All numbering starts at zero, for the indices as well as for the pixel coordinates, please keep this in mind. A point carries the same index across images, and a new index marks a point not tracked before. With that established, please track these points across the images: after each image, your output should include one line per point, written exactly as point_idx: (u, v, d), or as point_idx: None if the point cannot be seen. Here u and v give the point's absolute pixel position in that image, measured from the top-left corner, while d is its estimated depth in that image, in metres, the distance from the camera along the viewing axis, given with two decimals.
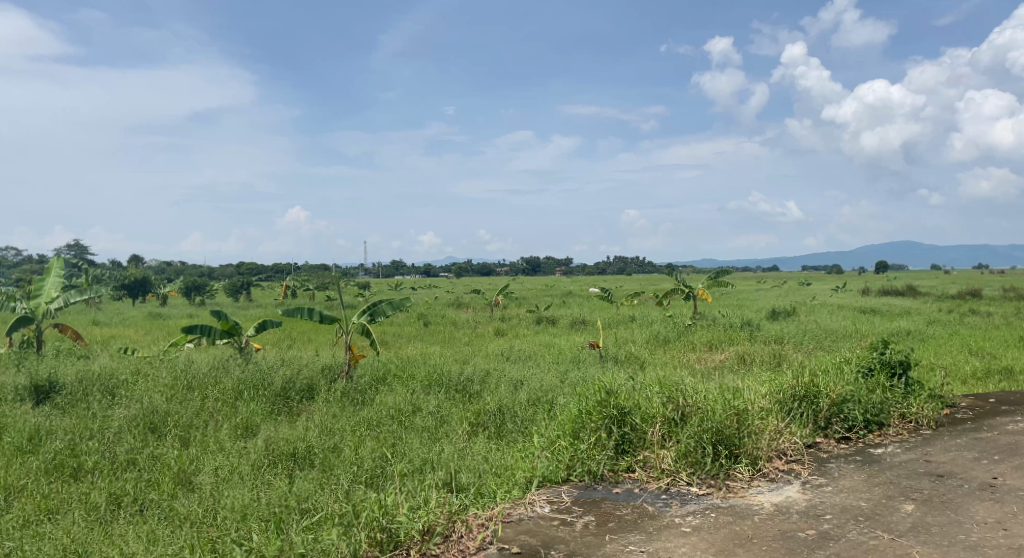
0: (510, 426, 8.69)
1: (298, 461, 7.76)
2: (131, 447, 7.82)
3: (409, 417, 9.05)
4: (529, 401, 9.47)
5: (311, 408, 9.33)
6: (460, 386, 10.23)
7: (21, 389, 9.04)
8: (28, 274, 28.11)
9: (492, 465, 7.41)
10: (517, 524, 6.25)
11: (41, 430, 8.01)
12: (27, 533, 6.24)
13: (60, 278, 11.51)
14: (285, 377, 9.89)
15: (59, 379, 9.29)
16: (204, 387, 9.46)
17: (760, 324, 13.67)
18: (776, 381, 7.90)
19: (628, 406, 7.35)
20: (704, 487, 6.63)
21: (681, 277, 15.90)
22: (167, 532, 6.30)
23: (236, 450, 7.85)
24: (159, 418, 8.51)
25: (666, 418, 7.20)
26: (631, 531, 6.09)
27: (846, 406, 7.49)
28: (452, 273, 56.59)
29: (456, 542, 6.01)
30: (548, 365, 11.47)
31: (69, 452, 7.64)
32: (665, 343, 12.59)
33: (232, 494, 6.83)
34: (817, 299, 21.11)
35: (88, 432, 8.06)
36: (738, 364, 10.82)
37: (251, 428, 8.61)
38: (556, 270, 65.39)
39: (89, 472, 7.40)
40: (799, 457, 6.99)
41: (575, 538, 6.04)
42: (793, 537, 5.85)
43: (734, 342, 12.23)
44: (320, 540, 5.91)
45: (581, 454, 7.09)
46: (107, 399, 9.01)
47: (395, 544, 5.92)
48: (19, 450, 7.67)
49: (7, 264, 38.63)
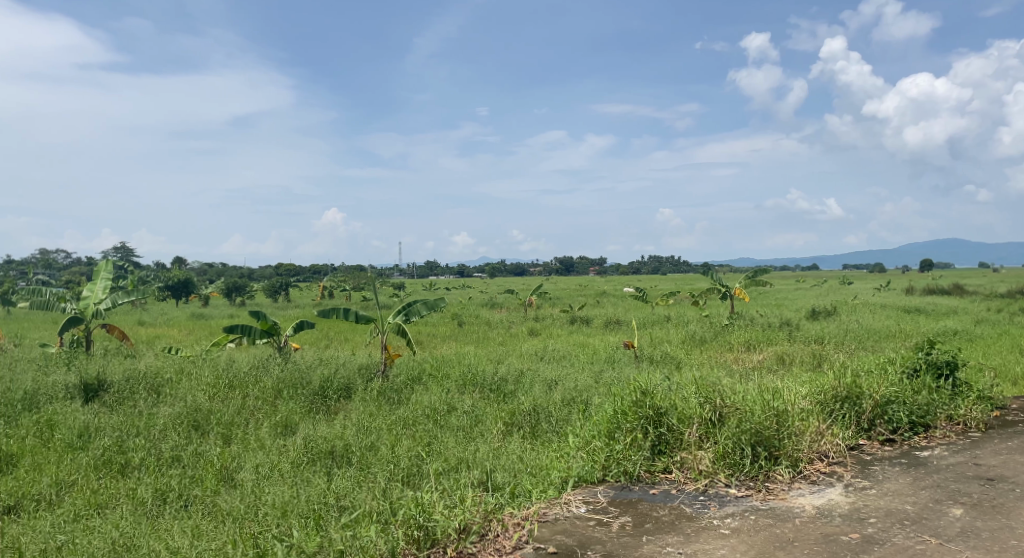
0: (545, 426, 8.68)
1: (336, 459, 7.84)
2: (175, 444, 7.95)
3: (444, 416, 9.08)
4: (563, 401, 9.45)
5: (348, 408, 9.40)
6: (495, 386, 10.24)
7: (71, 387, 9.24)
8: (75, 277, 28.79)
9: (528, 464, 7.41)
10: (553, 524, 6.24)
11: (90, 427, 8.18)
12: (77, 527, 6.38)
13: (108, 280, 11.74)
14: (323, 377, 9.98)
15: (107, 378, 9.48)
16: (245, 386, 9.60)
17: (800, 325, 13.48)
18: (817, 382, 7.80)
19: (665, 407, 7.30)
20: (743, 488, 6.58)
21: (718, 276, 15.69)
22: (211, 527, 6.39)
23: (276, 448, 7.96)
24: (201, 416, 8.64)
25: (704, 419, 7.15)
26: (668, 533, 6.06)
27: (891, 408, 7.37)
28: (486, 273, 56.60)
29: (492, 541, 6.03)
30: (582, 365, 11.44)
31: (117, 448, 7.79)
32: (702, 343, 12.49)
33: (273, 491, 6.92)
34: (860, 299, 20.65)
35: (136, 429, 8.22)
36: (777, 365, 10.69)
37: (290, 426, 8.70)
38: (589, 270, 65.23)
39: (135, 468, 7.54)
40: (842, 460, 6.89)
41: (611, 538, 6.02)
42: (836, 540, 5.77)
43: (772, 342, 12.08)
44: (359, 537, 5.94)
45: (617, 454, 7.06)
46: (153, 398, 9.17)
47: (431, 542, 5.94)
48: (70, 447, 7.85)
49: (54, 264, 39.67)
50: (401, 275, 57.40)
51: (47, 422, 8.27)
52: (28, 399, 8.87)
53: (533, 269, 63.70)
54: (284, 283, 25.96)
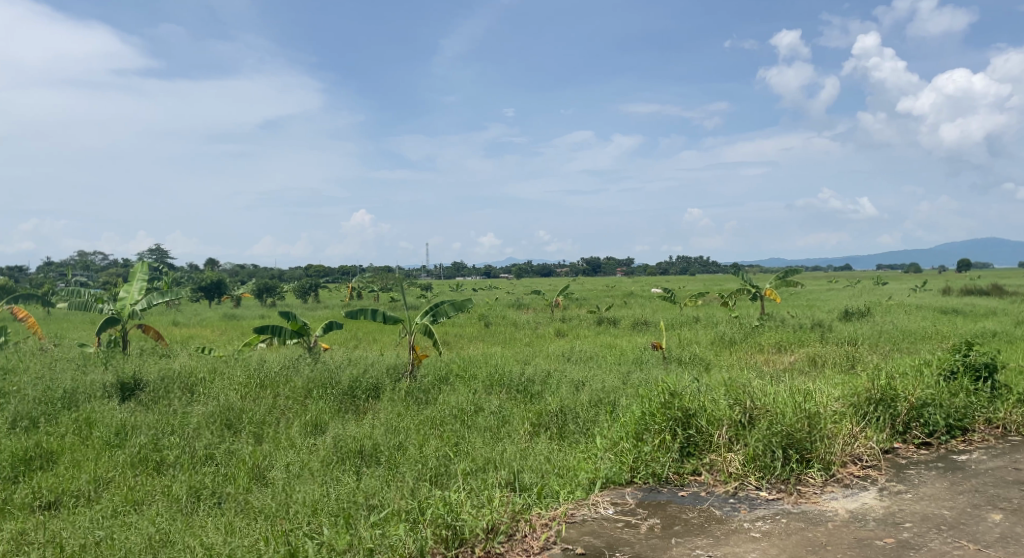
0: (573, 427, 8.67)
1: (365, 458, 7.88)
2: (209, 442, 8.05)
3: (472, 416, 9.10)
4: (590, 402, 9.43)
5: (377, 407, 9.46)
6: (523, 387, 10.24)
7: (108, 386, 9.38)
8: (112, 278, 29.31)
9: (555, 465, 7.39)
10: (581, 525, 6.23)
11: (126, 425, 8.31)
12: (115, 522, 6.47)
13: (144, 282, 11.91)
14: (351, 376, 10.05)
15: (143, 377, 9.62)
16: (276, 385, 9.70)
17: (832, 326, 13.32)
18: (850, 384, 7.70)
19: (693, 409, 7.26)
20: (774, 491, 6.52)
21: (748, 277, 15.52)
22: (244, 524, 6.46)
23: (307, 447, 8.02)
24: (234, 415, 8.74)
25: (733, 421, 7.09)
26: (697, 535, 6.02)
27: (927, 411, 7.26)
28: (513, 273, 56.84)
29: (520, 541, 6.04)
30: (610, 366, 11.42)
31: (153, 446, 7.90)
32: (731, 344, 12.40)
33: (303, 489, 6.98)
34: (892, 299, 20.43)
35: (170, 428, 8.33)
36: (809, 366, 10.59)
37: (320, 425, 8.77)
38: (616, 270, 65.23)
39: (171, 466, 7.63)
40: (876, 463, 6.80)
41: (640, 540, 6.00)
42: (870, 545, 5.70)
43: (803, 343, 11.96)
44: (388, 536, 5.97)
45: (645, 456, 7.02)
46: (187, 397, 9.29)
47: (459, 541, 5.95)
48: (107, 444, 7.98)
49: (89, 266, 40.43)
50: (429, 276, 57.72)
51: (85, 420, 8.41)
52: (67, 397, 9.02)
53: (559, 270, 63.78)
54: (314, 284, 26.18)
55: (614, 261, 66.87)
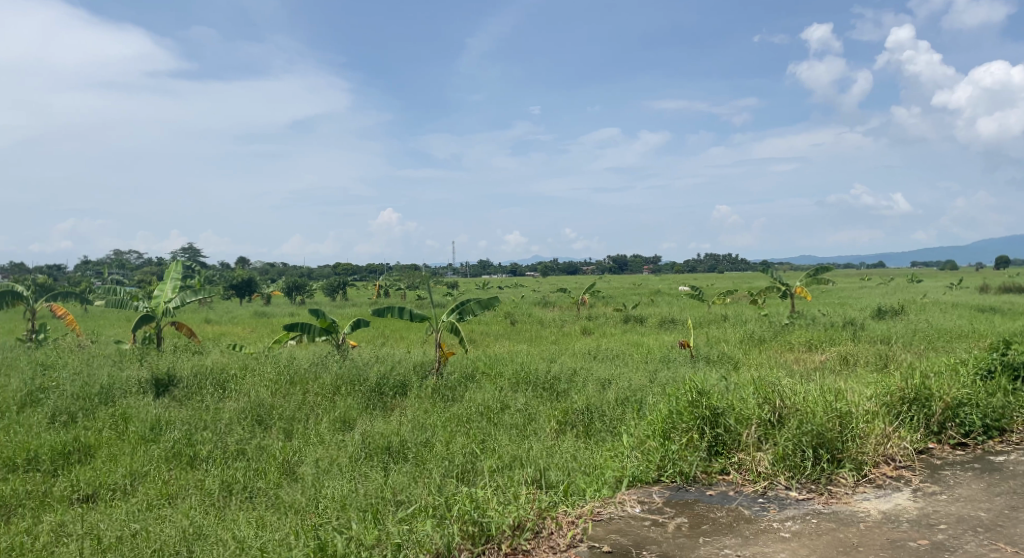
0: (599, 425, 8.63)
1: (392, 454, 7.91)
2: (240, 437, 8.13)
3: (498, 414, 9.10)
4: (617, 400, 9.39)
5: (404, 404, 9.50)
6: (548, 384, 10.23)
7: (143, 381, 9.51)
8: (146, 276, 29.73)
9: (582, 464, 7.36)
10: (608, 523, 6.21)
11: (161, 420, 8.41)
12: (151, 515, 6.56)
13: (177, 280, 12.05)
14: (379, 373, 10.10)
15: (177, 373, 9.74)
16: (305, 382, 9.78)
17: (865, 325, 13.11)
18: (883, 383, 7.59)
19: (722, 407, 7.20)
20: (804, 491, 6.45)
21: (778, 275, 15.39)
22: (274, 519, 6.52)
23: (335, 443, 8.07)
24: (264, 411, 8.82)
25: (763, 420, 7.02)
26: (726, 535, 5.97)
27: (963, 411, 7.14)
28: (539, 272, 56.79)
29: (547, 538, 6.03)
30: (637, 364, 11.37)
31: (187, 441, 8.00)
32: (760, 343, 12.29)
33: (332, 485, 7.02)
34: (929, 299, 19.03)
35: (203, 423, 8.43)
36: (840, 365, 10.46)
37: (348, 422, 8.83)
38: (643, 268, 64.89)
39: (203, 460, 7.72)
40: (909, 464, 6.70)
41: (667, 539, 5.96)
42: (904, 546, 5.62)
43: (835, 342, 11.81)
44: (415, 532, 5.97)
45: (673, 454, 6.96)
46: (219, 393, 9.39)
47: (486, 538, 5.96)
48: (143, 439, 8.09)
49: (123, 264, 41.04)
50: (456, 275, 57.79)
51: (122, 415, 8.53)
52: (104, 392, 9.15)
53: (585, 268, 63.60)
54: (342, 283, 26.33)
55: (640, 259, 66.49)
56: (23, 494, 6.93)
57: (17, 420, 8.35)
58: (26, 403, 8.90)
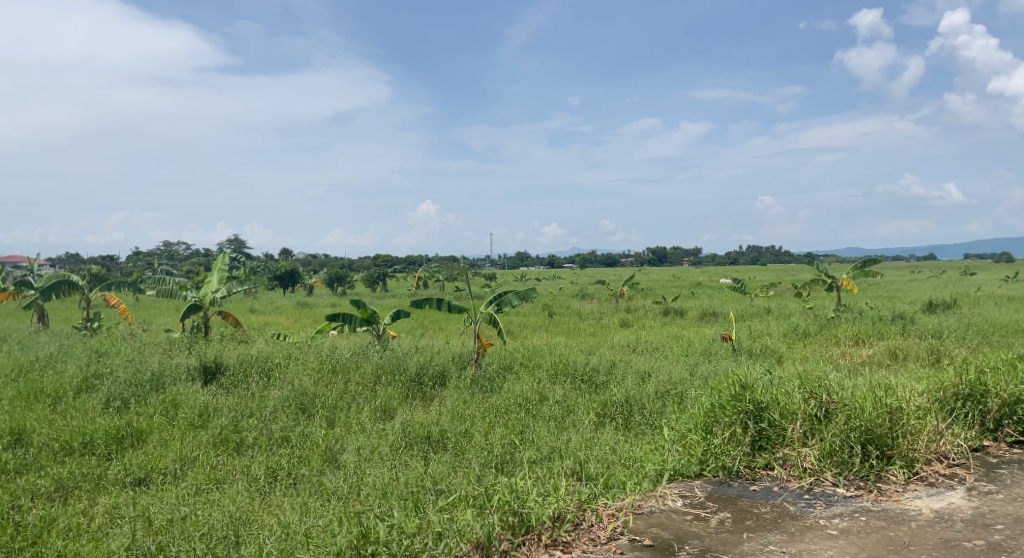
0: (639, 418, 8.56)
1: (432, 444, 7.92)
2: (285, 425, 8.22)
3: (537, 405, 9.05)
4: (657, 393, 9.28)
5: (443, 394, 9.50)
6: (587, 377, 10.16)
7: (192, 368, 9.65)
8: (195, 267, 30.29)
9: (622, 456, 7.28)
10: (648, 516, 6.13)
11: (209, 406, 8.53)
12: (199, 499, 6.64)
13: (224, 270, 12.20)
14: (419, 363, 10.12)
15: (223, 361, 9.88)
16: (346, 371, 9.85)
17: (915, 319, 12.79)
18: (936, 378, 7.38)
19: (766, 402, 7.06)
20: (852, 488, 6.31)
21: (823, 268, 15.08)
22: (318, 505, 6.55)
23: (376, 432, 8.11)
24: (308, 400, 8.90)
25: (809, 415, 6.88)
26: (770, 531, 5.87)
27: (1020, 408, 6.92)
28: (578, 263, 56.56)
29: (587, 530, 5.97)
30: (677, 357, 11.25)
31: (234, 428, 8.09)
32: (805, 336, 12.05)
33: (374, 473, 7.05)
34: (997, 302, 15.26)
35: (249, 410, 8.53)
36: (889, 360, 10.23)
37: (389, 411, 8.87)
38: (684, 260, 64.23)
39: (249, 446, 7.81)
40: (964, 461, 6.51)
41: (710, 534, 5.88)
42: (958, 546, 5.48)
43: (883, 336, 11.54)
44: (456, 521, 5.96)
45: (715, 448, 6.85)
46: (264, 381, 9.49)
47: (526, 529, 5.92)
48: (192, 425, 8.21)
49: (168, 255, 41.77)
50: (494, 267, 57.79)
51: (172, 402, 8.67)
52: (155, 379, 9.30)
53: (623, 260, 63.24)
54: (382, 275, 26.48)
55: (680, 251, 65.84)
56: (78, 477, 7.07)
57: (73, 405, 8.53)
58: (81, 388, 9.09)
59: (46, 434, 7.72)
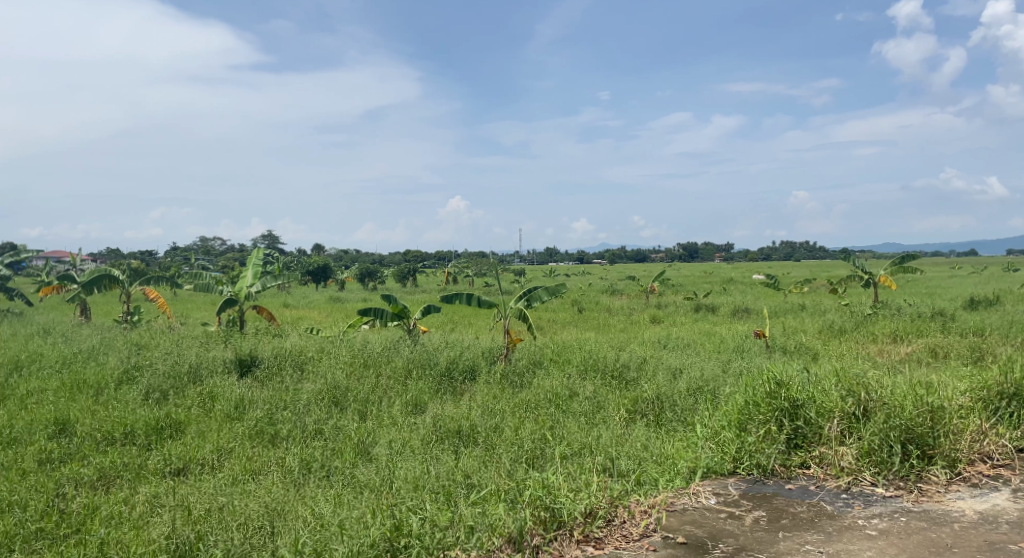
0: (670, 414, 8.50)
1: (463, 438, 7.92)
2: (318, 418, 8.27)
3: (567, 401, 9.01)
4: (688, 389, 9.20)
5: (473, 389, 9.51)
6: (617, 372, 10.10)
7: (227, 362, 9.76)
8: (228, 263, 30.65)
9: (654, 453, 7.22)
10: (681, 514, 6.08)
11: (244, 399, 8.61)
12: (236, 490, 6.70)
13: (258, 265, 12.29)
14: (449, 357, 10.14)
15: (258, 354, 9.97)
16: (378, 365, 9.89)
17: (956, 315, 12.54)
18: (978, 377, 7.23)
19: (802, 399, 6.95)
20: (892, 488, 6.20)
21: (860, 264, 14.82)
22: (351, 497, 6.58)
23: (407, 425, 8.12)
24: (341, 393, 8.95)
25: (846, 413, 6.77)
26: (807, 530, 5.79)
27: None
28: (608, 258, 56.31)
29: (619, 527, 5.93)
30: (709, 353, 11.14)
31: (268, 420, 8.17)
32: (841, 333, 11.87)
33: (405, 466, 7.06)
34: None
35: (284, 403, 8.60)
36: (929, 357, 10.04)
37: (420, 405, 8.89)
38: (715, 256, 63.63)
39: (284, 438, 7.87)
40: (1008, 462, 6.38)
41: (744, 532, 5.81)
42: (1002, 549, 5.39)
43: (922, 333, 11.32)
44: (488, 514, 5.95)
45: (749, 446, 6.76)
46: (298, 374, 9.56)
47: (557, 524, 5.90)
48: (228, 417, 8.30)
49: (201, 250, 42.30)
50: (523, 263, 57.75)
51: (209, 394, 8.77)
52: (192, 371, 9.41)
53: (653, 255, 62.83)
54: (412, 270, 26.56)
55: (711, 248, 65.12)
56: (120, 466, 7.17)
57: (114, 397, 8.66)
58: (122, 380, 9.22)
59: (89, 424, 7.84)
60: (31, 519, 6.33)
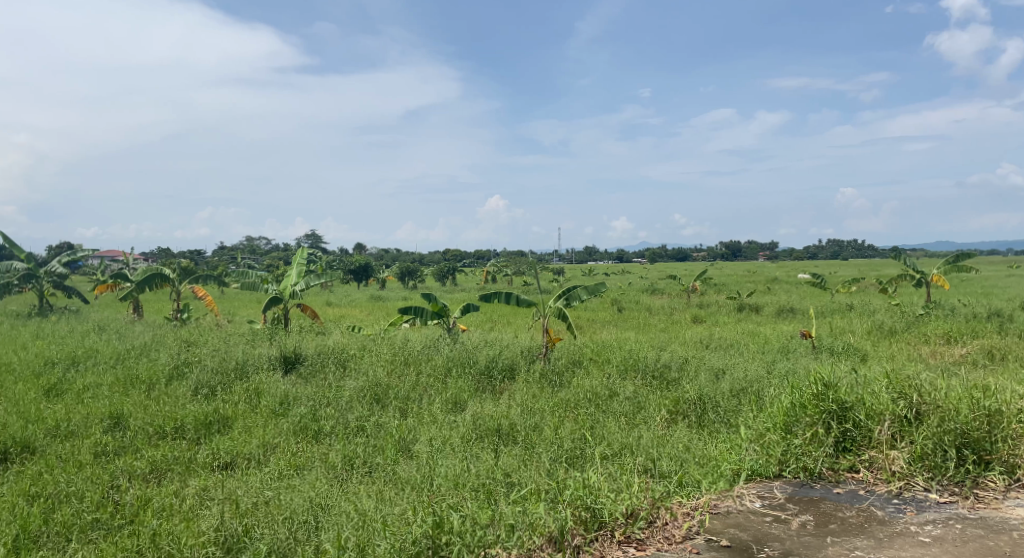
0: (713, 416, 8.35)
1: (502, 436, 7.87)
2: (360, 415, 8.30)
3: (606, 401, 8.91)
4: (732, 391, 9.02)
5: (512, 388, 9.45)
6: (658, 373, 9.96)
7: (272, 358, 9.84)
8: (273, 262, 31.12)
9: (696, 454, 7.09)
10: (726, 516, 5.95)
11: (289, 395, 8.68)
12: (282, 485, 6.74)
13: (303, 264, 12.38)
14: (489, 356, 10.09)
15: (302, 351, 10.04)
16: (418, 363, 9.89)
17: (1014, 316, 12.15)
18: None
19: (850, 401, 6.76)
20: (946, 494, 6.02)
21: (911, 263, 14.42)
22: (393, 494, 6.58)
23: (447, 423, 8.10)
24: (382, 391, 8.96)
25: (898, 416, 6.57)
26: (856, 535, 5.64)
27: None
28: (648, 258, 55.84)
29: (661, 528, 5.83)
30: (753, 354, 10.93)
31: (312, 416, 8.20)
32: (892, 334, 11.58)
33: (446, 464, 7.04)
34: None
35: (326, 400, 8.64)
36: (986, 360, 9.72)
37: (460, 403, 8.86)
38: (758, 254, 62.75)
39: (327, 435, 7.89)
40: None
41: (791, 536, 5.67)
42: None
43: (978, 335, 10.97)
44: (529, 513, 5.90)
45: (795, 449, 6.61)
46: (340, 371, 9.61)
47: (598, 525, 5.82)
48: (273, 413, 8.36)
49: (245, 249, 42.90)
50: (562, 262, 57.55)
51: (255, 390, 8.85)
52: (239, 368, 9.51)
53: (694, 254, 62.17)
54: (452, 269, 26.59)
55: (754, 247, 64.20)
56: (170, 460, 7.25)
57: (165, 392, 8.78)
58: (172, 376, 9.34)
59: (141, 419, 7.95)
60: (87, 510, 6.44)
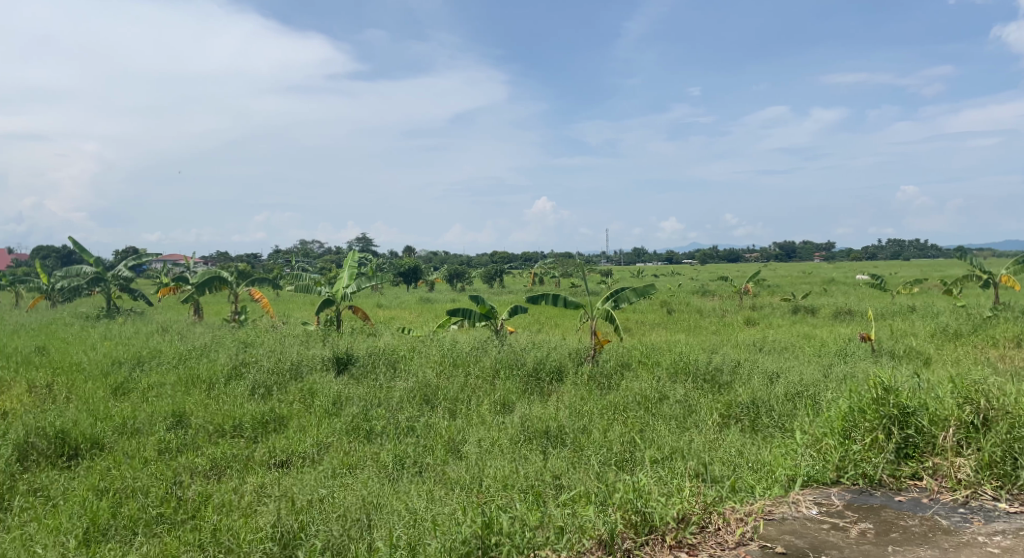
0: (767, 421, 8.17)
1: (551, 439, 7.80)
2: (410, 415, 8.30)
3: (657, 404, 8.78)
4: (787, 394, 8.82)
5: (560, 390, 9.37)
6: (709, 376, 9.78)
7: (326, 359, 9.93)
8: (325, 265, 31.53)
9: (750, 459, 6.92)
10: (781, 523, 5.79)
11: (342, 395, 8.73)
12: (336, 483, 6.76)
13: (354, 267, 12.44)
14: (537, 358, 10.03)
15: (354, 352, 10.09)
16: (467, 364, 9.89)
17: None
18: None
19: (913, 406, 6.51)
20: (1016, 504, 5.80)
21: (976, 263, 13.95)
22: (443, 494, 6.56)
23: (496, 424, 8.06)
24: (431, 391, 8.96)
25: (963, 422, 6.31)
26: (920, 545, 5.44)
27: None
28: (698, 258, 55.22)
29: (714, 534, 5.70)
30: (808, 357, 10.68)
31: (364, 416, 8.24)
32: (956, 337, 11.20)
33: (495, 465, 7.00)
34: None
35: (377, 400, 8.67)
36: None
37: (508, 404, 8.83)
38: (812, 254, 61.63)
39: (378, 435, 7.92)
40: None
41: (850, 544, 5.50)
42: None
43: None
44: (579, 516, 5.81)
45: (854, 455, 6.40)
46: (391, 372, 9.64)
47: (649, 528, 5.71)
48: (327, 412, 8.42)
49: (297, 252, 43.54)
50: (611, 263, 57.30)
51: (309, 390, 8.93)
52: (293, 369, 9.61)
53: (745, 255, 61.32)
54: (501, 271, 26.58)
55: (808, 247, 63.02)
56: (229, 457, 7.35)
57: (223, 391, 8.91)
58: (231, 375, 9.48)
59: (201, 417, 8.07)
60: (151, 505, 6.55)
